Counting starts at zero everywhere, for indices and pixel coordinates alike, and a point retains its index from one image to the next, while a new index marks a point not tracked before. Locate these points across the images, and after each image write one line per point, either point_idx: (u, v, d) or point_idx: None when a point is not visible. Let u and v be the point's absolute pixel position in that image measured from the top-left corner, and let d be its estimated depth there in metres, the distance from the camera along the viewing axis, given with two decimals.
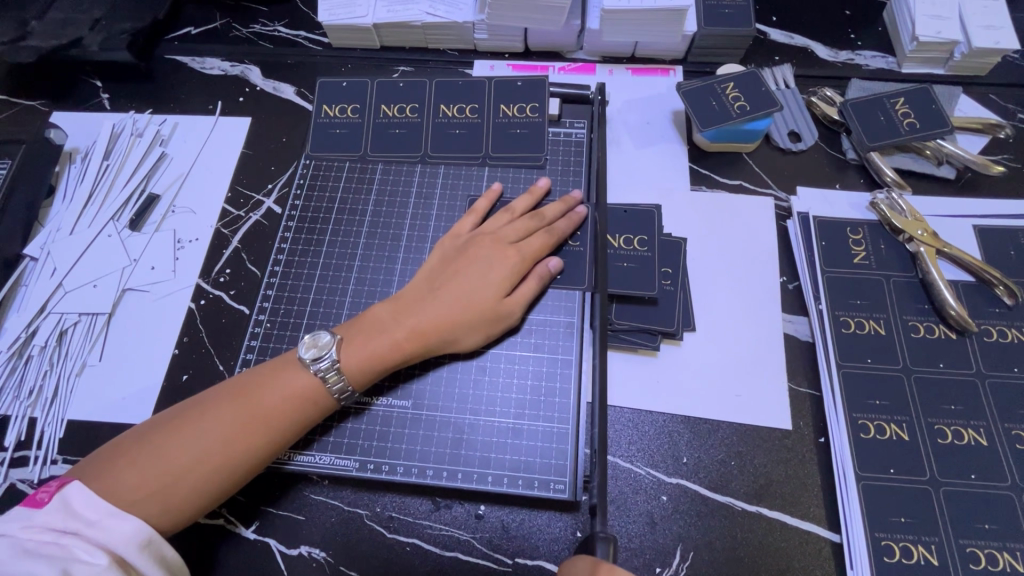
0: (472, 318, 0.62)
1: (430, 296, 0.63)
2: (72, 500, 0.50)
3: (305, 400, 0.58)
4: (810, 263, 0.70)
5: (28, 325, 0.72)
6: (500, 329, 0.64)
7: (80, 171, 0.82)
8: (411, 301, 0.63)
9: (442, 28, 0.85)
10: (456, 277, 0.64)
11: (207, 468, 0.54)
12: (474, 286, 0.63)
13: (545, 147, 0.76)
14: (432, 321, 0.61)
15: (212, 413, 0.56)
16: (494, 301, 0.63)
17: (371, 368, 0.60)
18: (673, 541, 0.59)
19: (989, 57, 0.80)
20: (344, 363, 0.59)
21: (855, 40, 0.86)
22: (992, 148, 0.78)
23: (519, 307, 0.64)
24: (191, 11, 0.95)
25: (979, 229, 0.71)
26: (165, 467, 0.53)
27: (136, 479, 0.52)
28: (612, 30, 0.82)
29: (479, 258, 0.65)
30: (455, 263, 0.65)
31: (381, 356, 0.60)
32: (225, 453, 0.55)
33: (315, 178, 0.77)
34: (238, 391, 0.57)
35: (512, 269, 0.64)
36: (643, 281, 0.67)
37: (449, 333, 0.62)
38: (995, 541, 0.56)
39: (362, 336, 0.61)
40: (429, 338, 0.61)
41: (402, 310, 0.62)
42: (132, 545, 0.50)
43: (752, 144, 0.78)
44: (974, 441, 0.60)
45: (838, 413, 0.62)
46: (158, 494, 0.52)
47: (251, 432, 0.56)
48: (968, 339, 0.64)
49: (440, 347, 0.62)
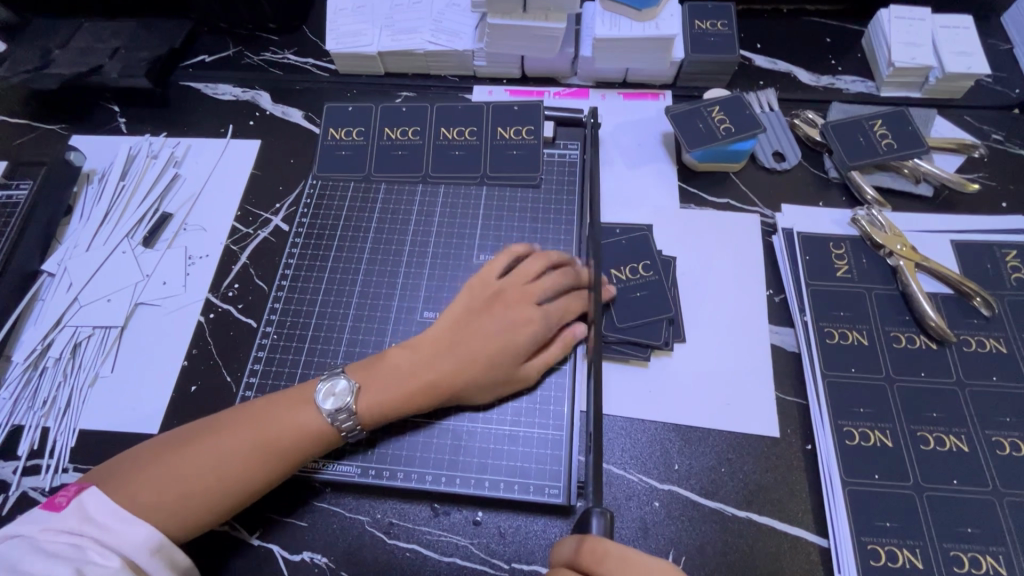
0: (491, 374, 0.63)
1: (449, 350, 0.64)
2: (88, 505, 0.53)
3: (317, 431, 0.60)
4: (795, 276, 0.73)
5: (44, 338, 0.75)
6: (518, 387, 0.65)
7: (97, 192, 0.86)
8: (426, 351, 0.64)
9: (443, 55, 0.90)
10: (471, 334, 0.65)
11: (220, 484, 0.56)
12: (492, 345, 0.64)
13: (540, 168, 0.80)
14: (450, 374, 0.62)
15: (228, 433, 0.58)
16: (515, 363, 0.64)
17: (386, 411, 0.62)
18: (665, 545, 0.61)
19: (962, 82, 0.84)
20: (359, 408, 0.61)
21: (835, 66, 0.91)
22: (968, 167, 0.81)
23: (540, 368, 0.65)
24: (206, 41, 1.00)
25: (957, 244, 0.74)
26: (181, 482, 0.55)
27: (152, 492, 0.54)
28: (604, 57, 0.86)
29: (494, 313, 0.66)
30: (479, 316, 0.66)
31: (398, 402, 0.62)
32: (239, 473, 0.57)
33: (321, 197, 0.81)
34: (254, 416, 0.60)
35: (528, 330, 0.65)
36: (635, 302, 0.71)
37: (467, 385, 0.63)
38: (977, 544, 0.58)
39: (378, 381, 0.62)
40: (446, 390, 0.62)
41: (420, 362, 0.63)
42: (143, 549, 0.52)
43: (738, 163, 0.81)
44: (955, 447, 0.62)
45: (823, 421, 0.65)
46: (171, 507, 0.54)
47: (266, 456, 0.58)
48: (947, 349, 0.67)
49: (457, 399, 0.63)
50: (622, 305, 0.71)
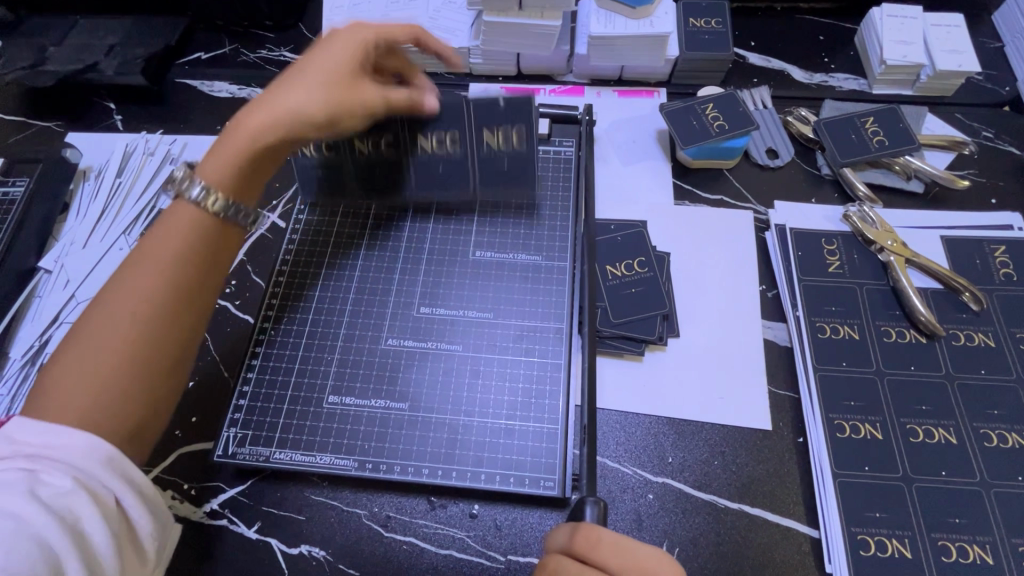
0: (322, 86, 0.63)
1: (275, 88, 0.64)
2: (13, 430, 0.47)
3: (202, 216, 0.59)
4: (788, 272, 0.74)
5: (41, 334, 0.75)
6: (357, 102, 0.64)
7: (93, 189, 0.86)
8: (259, 102, 0.64)
9: (439, 53, 0.91)
10: (285, 81, 0.65)
11: (124, 339, 0.53)
12: (317, 66, 0.64)
13: (535, 165, 0.80)
14: (284, 101, 0.62)
15: (117, 286, 0.55)
16: (352, 84, 0.64)
17: (230, 168, 0.61)
18: (659, 537, 0.61)
19: (953, 79, 0.85)
20: (201, 174, 0.60)
21: (829, 64, 0.92)
22: (958, 164, 0.82)
23: (385, 97, 0.65)
24: (202, 38, 1.01)
25: (947, 240, 0.75)
26: (84, 367, 0.51)
27: (58, 397, 0.50)
28: (599, 54, 0.87)
29: (320, 57, 0.66)
30: (300, 65, 0.66)
31: (237, 153, 0.61)
32: (139, 324, 0.53)
33: (317, 194, 0.81)
34: (138, 257, 0.57)
35: (337, 53, 0.65)
36: (624, 294, 0.71)
37: (300, 107, 0.62)
38: (964, 534, 0.59)
39: (221, 151, 0.62)
40: (280, 116, 0.62)
41: (261, 106, 0.63)
42: (90, 461, 0.48)
43: (731, 160, 0.82)
44: (944, 440, 0.63)
45: (815, 414, 0.66)
46: (85, 384, 0.51)
47: (162, 273, 0.56)
48: (937, 343, 0.68)
49: (286, 132, 0.62)
50: (614, 300, 0.71)
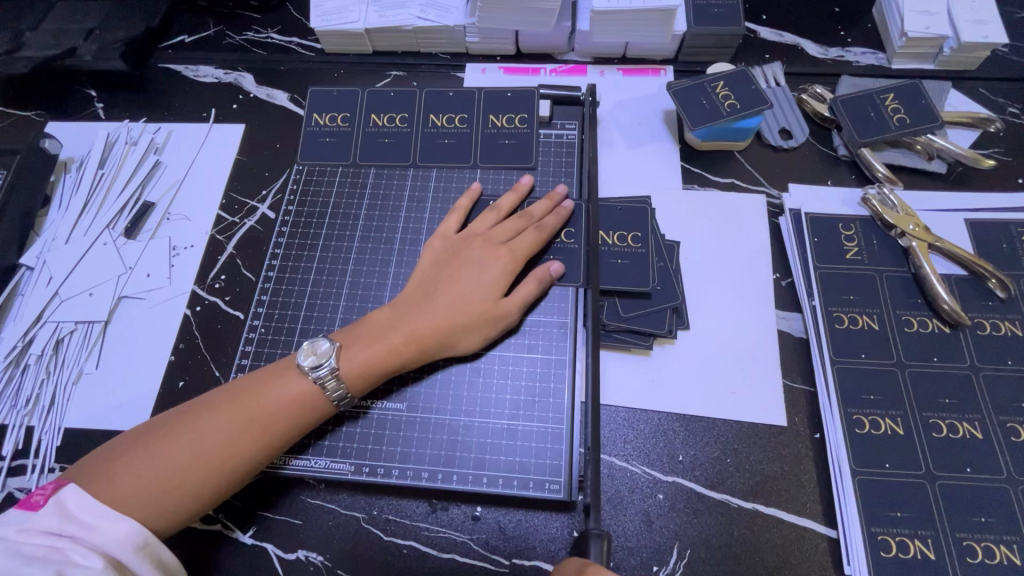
0: (473, 318, 0.62)
1: (430, 298, 0.63)
2: (66, 501, 0.50)
3: (290, 419, 0.57)
4: (803, 259, 0.71)
5: (25, 334, 0.73)
6: (502, 319, 0.63)
7: (75, 181, 0.82)
8: (410, 304, 0.63)
9: (433, 32, 0.86)
10: (456, 277, 0.64)
11: (206, 462, 0.54)
12: (475, 279, 0.64)
13: (536, 151, 0.77)
14: (431, 322, 0.61)
15: (214, 411, 0.56)
16: (495, 308, 0.63)
17: (370, 372, 0.60)
18: (669, 538, 0.59)
19: (978, 52, 0.80)
20: (343, 369, 0.59)
21: (845, 37, 0.87)
22: (982, 142, 0.78)
23: (517, 307, 0.64)
24: (185, 20, 0.96)
25: (971, 223, 0.71)
26: (161, 468, 0.53)
27: (129, 484, 0.52)
28: (602, 31, 0.82)
29: (476, 254, 0.66)
30: (451, 267, 0.65)
31: (380, 359, 0.60)
32: (226, 449, 0.55)
33: (308, 184, 0.77)
34: (247, 393, 0.58)
35: (506, 271, 0.65)
36: (638, 278, 0.67)
37: (449, 331, 0.62)
38: (991, 533, 0.56)
39: (361, 340, 0.61)
40: (428, 339, 0.61)
41: (401, 313, 0.63)
42: (126, 546, 0.49)
43: (742, 142, 0.78)
44: (968, 435, 0.60)
45: (832, 409, 0.63)
46: (150, 495, 0.52)
47: (249, 430, 0.56)
48: (961, 333, 0.65)
49: (433, 352, 0.62)
50: (602, 269, 0.67)
